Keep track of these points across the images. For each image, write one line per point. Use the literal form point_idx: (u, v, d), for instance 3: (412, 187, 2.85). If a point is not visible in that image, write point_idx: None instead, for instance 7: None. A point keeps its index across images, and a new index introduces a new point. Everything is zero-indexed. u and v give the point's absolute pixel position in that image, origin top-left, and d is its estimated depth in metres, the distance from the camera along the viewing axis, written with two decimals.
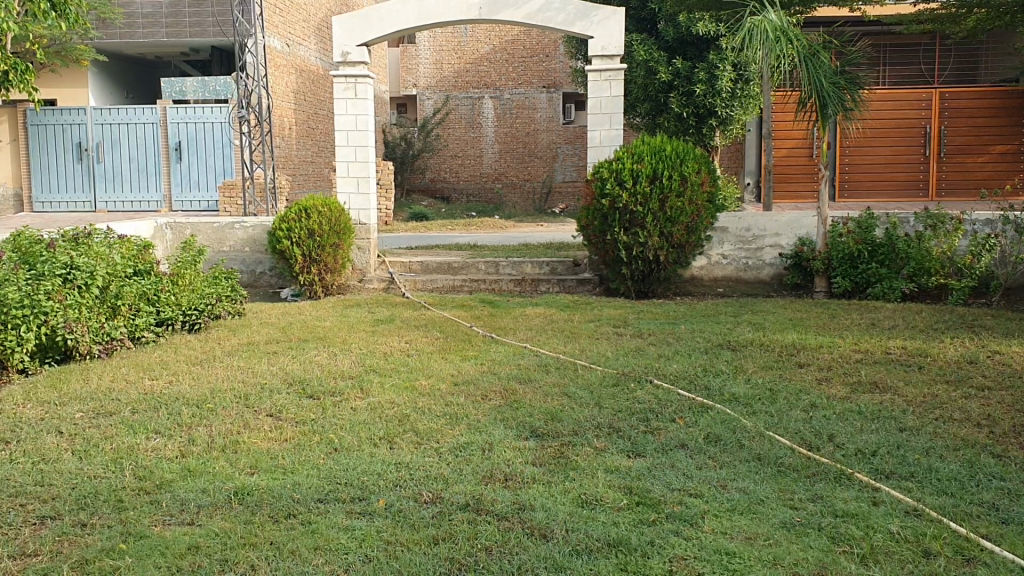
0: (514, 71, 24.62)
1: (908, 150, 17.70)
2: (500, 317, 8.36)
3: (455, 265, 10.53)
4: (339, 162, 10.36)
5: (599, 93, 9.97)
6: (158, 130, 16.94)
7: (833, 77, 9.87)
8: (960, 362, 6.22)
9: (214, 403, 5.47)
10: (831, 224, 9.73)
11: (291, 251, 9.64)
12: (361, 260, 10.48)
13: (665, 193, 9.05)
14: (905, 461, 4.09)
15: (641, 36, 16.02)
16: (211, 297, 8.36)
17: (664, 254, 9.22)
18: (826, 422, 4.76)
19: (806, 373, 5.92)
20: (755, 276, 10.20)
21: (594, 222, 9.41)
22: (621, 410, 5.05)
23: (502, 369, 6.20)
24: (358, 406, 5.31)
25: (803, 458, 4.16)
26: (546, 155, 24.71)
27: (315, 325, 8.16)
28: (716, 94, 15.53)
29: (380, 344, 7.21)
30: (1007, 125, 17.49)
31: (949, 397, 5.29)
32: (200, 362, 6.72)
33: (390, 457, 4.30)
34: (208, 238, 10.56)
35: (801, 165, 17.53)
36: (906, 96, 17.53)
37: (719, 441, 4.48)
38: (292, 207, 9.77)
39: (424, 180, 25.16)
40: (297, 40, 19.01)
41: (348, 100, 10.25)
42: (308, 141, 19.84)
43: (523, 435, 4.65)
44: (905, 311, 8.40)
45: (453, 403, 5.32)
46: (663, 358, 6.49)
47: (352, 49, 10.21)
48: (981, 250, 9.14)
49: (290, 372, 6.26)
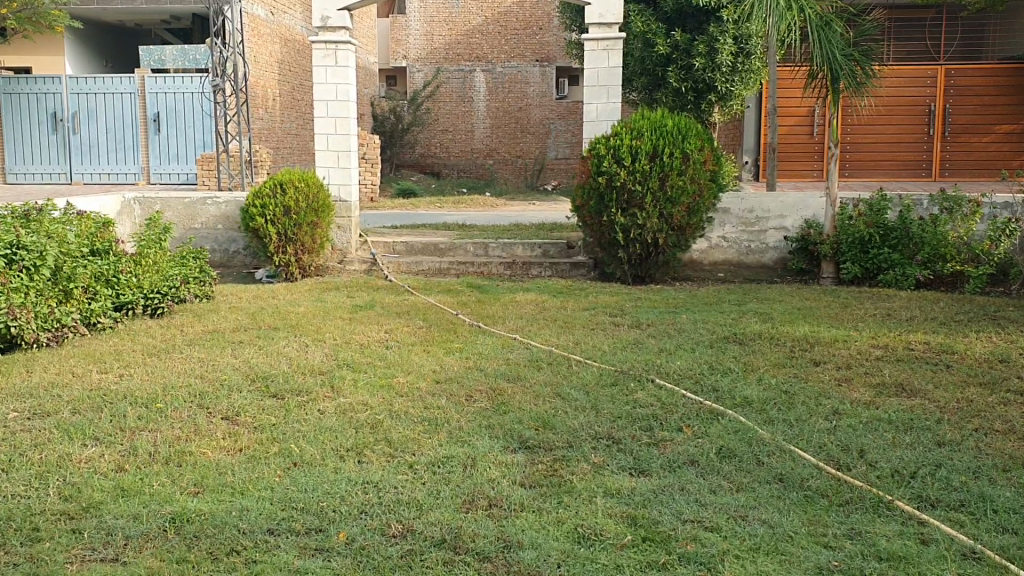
0: (506, 44, 23.89)
1: (911, 130, 17.14)
2: (489, 303, 7.78)
3: (442, 246, 9.93)
4: (318, 134, 9.71)
5: (597, 64, 9.31)
6: (136, 100, 16.24)
7: (846, 49, 9.18)
8: (992, 361, 5.66)
9: (166, 403, 4.89)
10: (840, 206, 9.16)
11: (265, 230, 9.04)
12: (341, 240, 9.90)
13: (665, 171, 8.44)
14: (953, 486, 3.54)
15: (638, 6, 15.13)
16: (176, 278, 7.76)
17: (664, 236, 8.64)
18: (853, 434, 4.20)
19: (823, 373, 5.36)
20: (758, 260, 9.61)
21: (589, 202, 8.78)
22: (621, 416, 4.49)
23: (489, 365, 5.64)
24: (325, 409, 4.74)
25: (834, 482, 3.62)
26: (539, 131, 24.05)
27: (288, 311, 7.58)
28: (716, 69, 14.88)
29: (357, 334, 6.65)
30: (1013, 105, 16.90)
31: (986, 404, 4.74)
32: (159, 353, 6.12)
33: (356, 475, 3.73)
34: (178, 215, 9.93)
35: (801, 143, 17.07)
36: (910, 73, 16.92)
37: (734, 457, 3.93)
38: (268, 181, 9.17)
39: (413, 155, 24.49)
40: (282, 9, 18.24)
41: (329, 68, 9.61)
42: (292, 114, 19.13)
43: (511, 447, 4.08)
44: (920, 300, 7.84)
45: (434, 405, 4.75)
46: (665, 352, 5.92)
47: (333, 13, 9.53)
48: (1000, 235, 8.59)
49: (254, 366, 5.68)
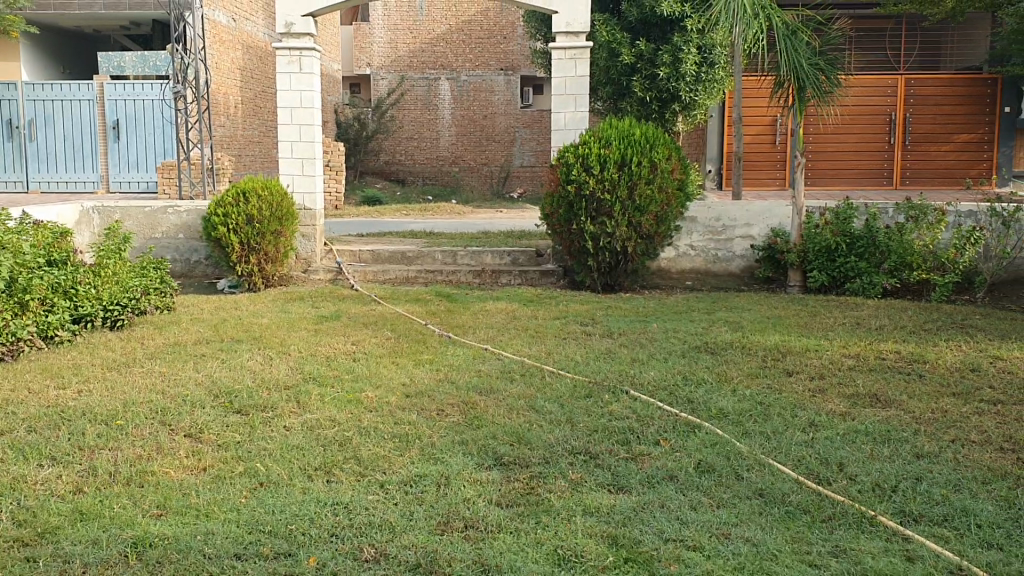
0: (471, 52, 23.83)
1: (872, 138, 17.32)
2: (458, 313, 7.67)
3: (409, 254, 9.81)
4: (282, 142, 9.55)
5: (564, 73, 9.26)
6: (95, 107, 15.93)
7: (812, 58, 9.21)
8: (963, 370, 5.66)
9: (126, 420, 4.72)
10: (807, 215, 9.18)
11: (227, 239, 8.86)
12: (305, 249, 9.74)
13: (634, 179, 8.39)
14: (934, 500, 3.50)
15: (603, 15, 15.09)
16: (137, 289, 7.56)
17: (633, 244, 8.58)
18: (831, 446, 4.16)
19: (797, 383, 5.32)
20: (725, 268, 9.60)
21: (559, 210, 8.70)
22: (596, 430, 4.41)
23: (460, 377, 5.53)
24: (292, 426, 4.61)
25: (815, 497, 3.57)
26: (504, 138, 23.99)
27: (252, 323, 7.41)
28: (680, 78, 14.92)
29: (324, 346, 6.51)
30: (971, 114, 17.12)
31: (961, 414, 4.72)
32: (118, 367, 5.94)
33: (326, 496, 3.61)
34: (138, 224, 9.72)
35: (764, 152, 17.18)
36: (871, 82, 17.08)
37: (712, 472, 3.86)
38: (231, 190, 8.99)
39: (377, 163, 24.30)
40: (243, 15, 18.02)
41: (293, 74, 9.46)
42: (254, 121, 18.88)
43: (485, 464, 3.98)
44: (888, 309, 7.86)
45: (405, 420, 4.64)
46: (638, 362, 5.85)
47: (296, 19, 9.41)
48: (965, 243, 8.65)
49: (218, 381, 5.53)
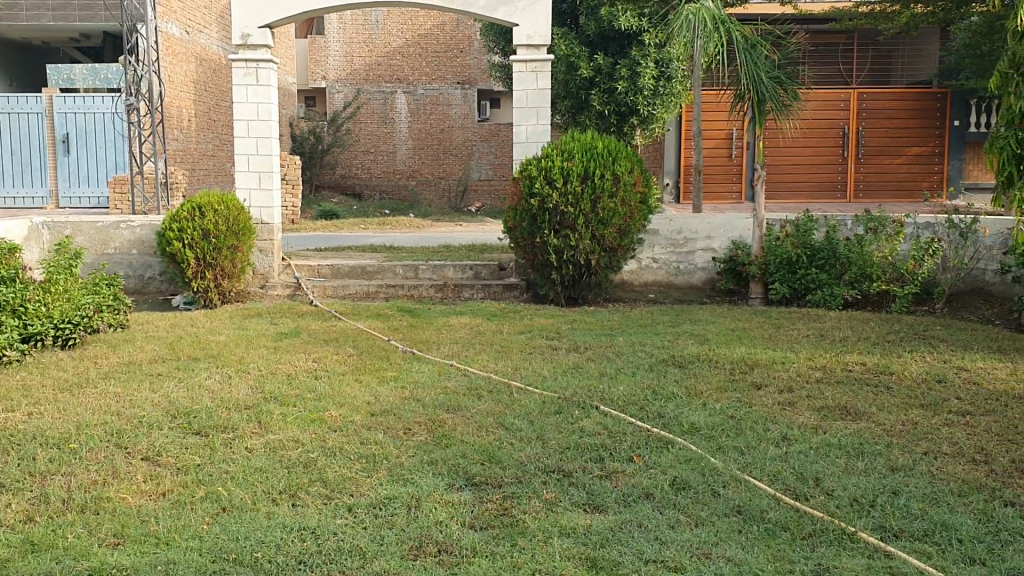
0: (427, 66, 23.75)
1: (826, 152, 17.52)
2: (421, 328, 7.55)
3: (369, 269, 9.68)
4: (239, 155, 9.37)
5: (526, 85, 9.20)
6: (44, 121, 15.57)
7: (771, 71, 9.24)
8: (929, 381, 5.67)
9: (80, 443, 4.54)
10: (767, 228, 9.22)
11: (182, 254, 8.65)
12: (263, 264, 9.56)
13: (597, 192, 8.35)
14: (913, 515, 3.48)
15: (561, 29, 15.10)
16: (89, 307, 7.34)
17: (596, 258, 8.53)
18: (806, 461, 4.12)
19: (766, 397, 5.29)
20: (687, 281, 9.60)
21: (521, 223, 8.63)
22: (568, 447, 4.32)
23: (426, 394, 5.42)
24: (254, 447, 4.46)
25: (794, 513, 3.52)
26: (461, 152, 23.90)
27: (208, 340, 7.22)
28: (638, 92, 14.96)
29: (284, 363, 6.35)
30: (922, 128, 17.39)
31: (931, 426, 4.71)
32: (70, 388, 5.73)
33: (293, 521, 3.49)
34: (90, 239, 9.46)
35: (721, 165, 17.28)
36: (826, 97, 17.25)
37: (688, 489, 3.80)
38: (185, 204, 8.79)
39: (334, 177, 24.06)
40: (197, 27, 17.75)
41: (249, 87, 9.29)
42: (208, 135, 18.59)
43: (456, 484, 3.87)
44: (850, 321, 7.88)
45: (371, 440, 4.52)
46: (606, 377, 5.78)
47: (253, 30, 9.24)
48: (923, 255, 8.70)
49: (174, 401, 5.34)
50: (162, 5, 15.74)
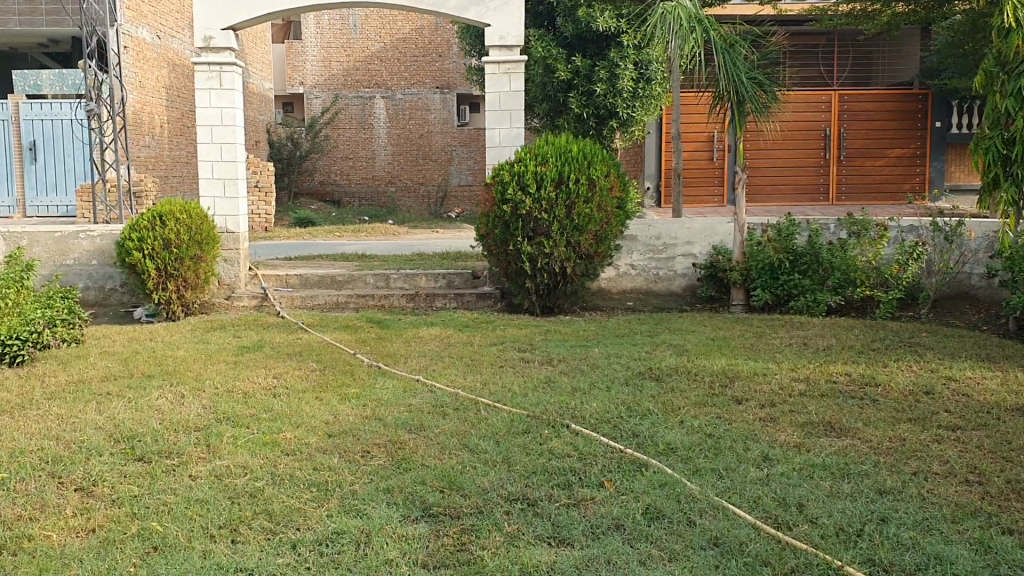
0: (406, 70, 23.45)
1: (808, 154, 17.32)
2: (389, 341, 7.25)
3: (339, 278, 9.37)
4: (202, 161, 9.05)
5: (499, 88, 8.92)
6: (10, 128, 15.19)
7: (751, 71, 8.98)
8: (917, 393, 5.40)
9: (10, 472, 4.22)
10: (748, 232, 8.96)
11: (143, 265, 8.32)
12: (228, 274, 9.23)
13: (572, 198, 8.08)
14: (903, 546, 3.23)
15: (539, 31, 14.83)
16: (40, 322, 6.98)
17: (572, 265, 8.26)
18: (788, 484, 3.84)
19: (747, 412, 5.01)
20: (667, 288, 9.34)
21: (494, 230, 8.33)
22: (535, 472, 4.03)
23: (389, 413, 5.12)
24: (198, 475, 4.16)
25: (775, 545, 3.26)
26: (440, 158, 23.65)
27: (166, 355, 6.90)
28: (617, 94, 14.68)
29: (243, 380, 6.04)
30: (904, 129, 17.21)
31: (920, 442, 4.45)
32: (11, 409, 5.40)
33: (232, 562, 3.19)
34: (48, 250, 9.10)
35: (702, 168, 17.10)
36: (807, 98, 17.06)
37: (663, 518, 3.52)
38: (146, 213, 8.45)
39: (312, 183, 23.72)
40: (169, 32, 17.38)
41: (212, 91, 8.97)
42: (182, 141, 18.22)
43: (411, 516, 3.58)
44: (834, 328, 7.63)
45: (324, 465, 4.21)
46: (579, 392, 5.49)
47: (216, 33, 8.92)
48: (908, 259, 8.39)
49: (119, 424, 5.01)
50: (132, 9, 15.35)
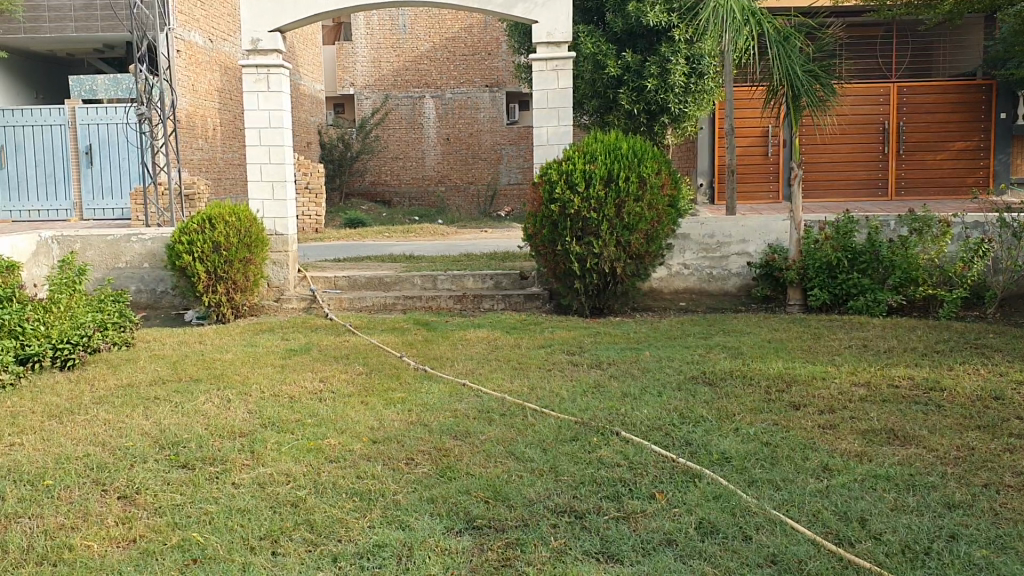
0: (455, 70, 23.40)
1: (866, 148, 16.89)
2: (436, 343, 7.15)
3: (387, 280, 9.30)
4: (251, 164, 9.05)
5: (546, 85, 8.77)
6: (67, 132, 15.46)
7: (807, 64, 8.70)
8: (986, 399, 5.15)
9: (56, 480, 4.19)
10: (805, 230, 8.71)
11: (192, 268, 8.32)
12: (277, 276, 9.22)
13: (622, 196, 7.91)
14: (976, 567, 3.03)
15: (588, 27, 14.64)
16: (90, 326, 6.99)
17: (622, 266, 8.08)
18: (850, 497, 3.65)
19: (805, 419, 4.81)
20: (720, 288, 9.10)
21: (542, 230, 8.19)
22: (583, 482, 3.89)
23: (434, 419, 5.01)
24: (240, 482, 4.10)
25: (835, 563, 3.09)
26: (489, 157, 23.50)
27: (214, 359, 6.87)
28: (669, 90, 14.43)
29: (290, 384, 5.99)
30: (965, 121, 16.76)
31: (990, 452, 4.21)
32: (60, 414, 5.40)
33: None
34: (100, 254, 9.19)
35: (756, 164, 16.79)
36: (864, 91, 16.65)
37: (719, 533, 3.36)
38: (195, 216, 8.46)
39: (363, 184, 23.79)
40: (221, 36, 17.53)
41: (259, 94, 8.95)
42: (234, 144, 18.38)
43: (455, 528, 3.47)
44: (896, 329, 7.35)
45: (368, 474, 4.12)
46: (629, 397, 5.33)
47: (263, 35, 8.91)
48: (973, 256, 8.12)
49: (164, 430, 4.98)
50: (184, 13, 15.50)
